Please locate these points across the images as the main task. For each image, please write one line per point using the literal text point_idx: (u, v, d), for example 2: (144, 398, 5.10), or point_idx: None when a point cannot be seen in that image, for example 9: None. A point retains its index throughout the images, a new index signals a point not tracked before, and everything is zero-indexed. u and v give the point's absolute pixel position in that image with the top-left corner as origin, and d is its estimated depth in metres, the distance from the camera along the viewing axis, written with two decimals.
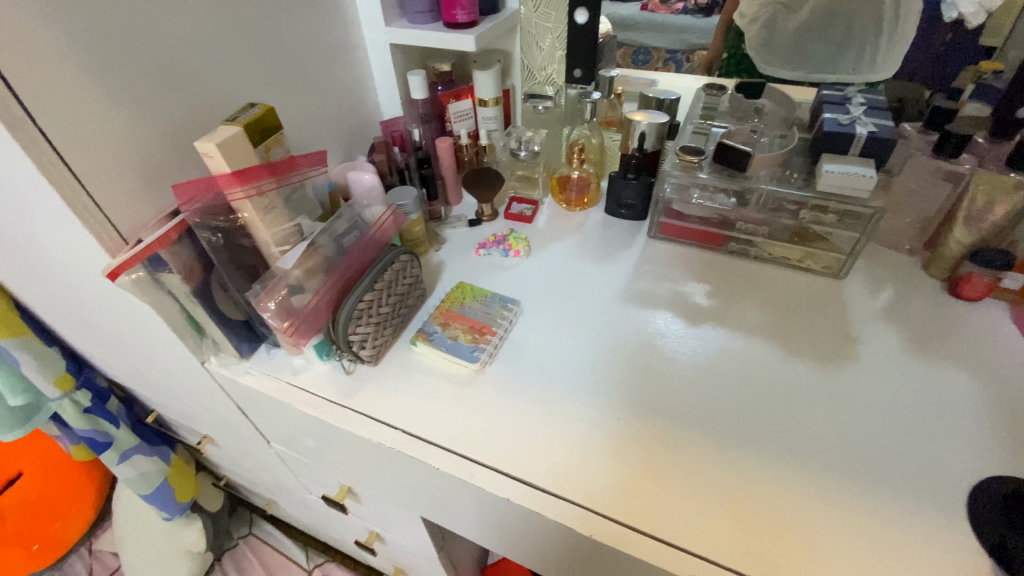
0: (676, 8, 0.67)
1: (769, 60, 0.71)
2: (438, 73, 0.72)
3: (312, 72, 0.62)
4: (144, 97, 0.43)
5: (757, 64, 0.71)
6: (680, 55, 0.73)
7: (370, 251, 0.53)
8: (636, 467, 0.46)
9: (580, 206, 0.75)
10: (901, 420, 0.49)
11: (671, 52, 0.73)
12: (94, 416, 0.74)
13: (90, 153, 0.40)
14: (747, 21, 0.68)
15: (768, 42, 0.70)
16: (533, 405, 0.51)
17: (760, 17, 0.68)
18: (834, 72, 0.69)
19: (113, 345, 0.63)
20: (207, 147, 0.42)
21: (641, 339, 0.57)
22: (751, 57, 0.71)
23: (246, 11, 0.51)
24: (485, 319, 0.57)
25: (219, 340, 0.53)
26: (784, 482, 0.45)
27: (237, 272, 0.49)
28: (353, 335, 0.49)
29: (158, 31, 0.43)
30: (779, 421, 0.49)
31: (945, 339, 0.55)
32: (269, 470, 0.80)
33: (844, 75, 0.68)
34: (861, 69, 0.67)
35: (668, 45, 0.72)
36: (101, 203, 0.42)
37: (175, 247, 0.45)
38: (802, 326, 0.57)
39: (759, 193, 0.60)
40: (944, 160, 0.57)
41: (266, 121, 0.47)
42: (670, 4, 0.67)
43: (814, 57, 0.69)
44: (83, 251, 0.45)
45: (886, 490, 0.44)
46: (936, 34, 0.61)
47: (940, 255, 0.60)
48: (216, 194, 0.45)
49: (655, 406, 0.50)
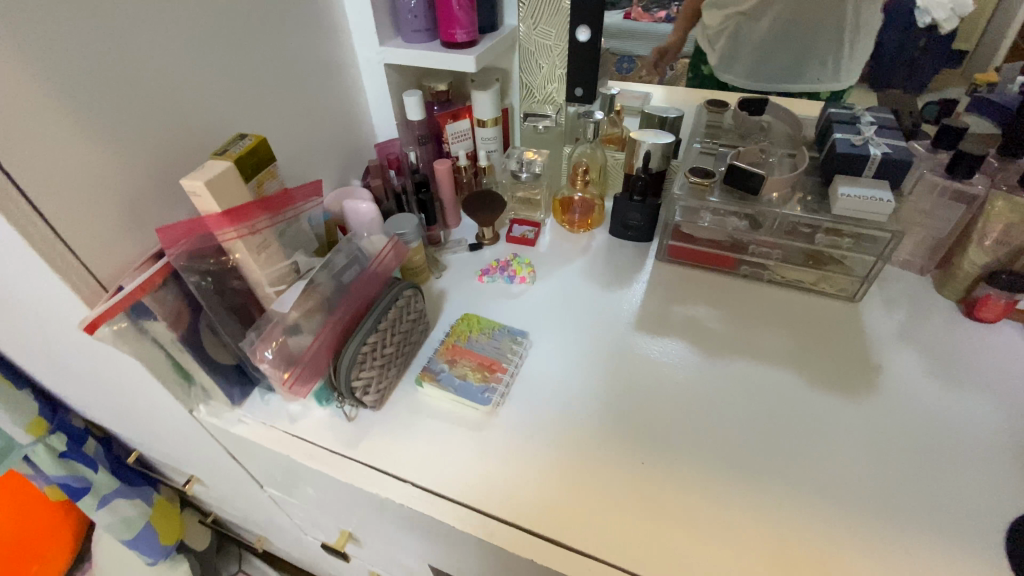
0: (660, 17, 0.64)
1: (730, 68, 0.73)
2: (434, 92, 0.69)
3: (304, 95, 0.58)
4: (124, 132, 0.40)
5: (714, 69, 0.73)
6: (663, 64, 0.71)
7: (370, 288, 0.49)
8: (661, 518, 0.44)
9: (585, 227, 0.73)
10: (926, 454, 0.48)
11: (654, 61, 0.71)
12: (71, 460, 0.68)
13: (65, 195, 0.37)
14: (712, 32, 0.69)
15: (732, 53, 0.72)
16: (548, 449, 0.48)
17: (723, 25, 0.69)
18: (797, 81, 0.72)
19: (91, 388, 0.58)
20: (195, 185, 0.39)
21: (657, 371, 0.55)
22: (710, 63, 0.72)
23: (235, 34, 0.48)
24: (494, 355, 0.54)
25: (209, 387, 0.49)
26: (815, 527, 0.43)
27: (228, 316, 0.46)
28: (356, 382, 0.46)
29: (140, 58, 0.40)
30: (805, 459, 0.48)
31: (963, 363, 0.54)
32: (262, 511, 0.76)
33: (808, 84, 0.72)
34: (825, 78, 0.71)
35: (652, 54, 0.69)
36: (77, 248, 0.38)
37: (159, 292, 0.42)
38: (819, 353, 0.56)
39: (772, 217, 0.58)
40: (956, 181, 0.56)
41: (259, 152, 0.44)
42: (653, 14, 0.64)
43: (774, 69, 0.72)
44: (57, 299, 0.40)
45: (918, 531, 0.43)
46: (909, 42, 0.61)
47: (954, 275, 0.59)
48: (205, 234, 0.42)
49: (673, 446, 0.49)
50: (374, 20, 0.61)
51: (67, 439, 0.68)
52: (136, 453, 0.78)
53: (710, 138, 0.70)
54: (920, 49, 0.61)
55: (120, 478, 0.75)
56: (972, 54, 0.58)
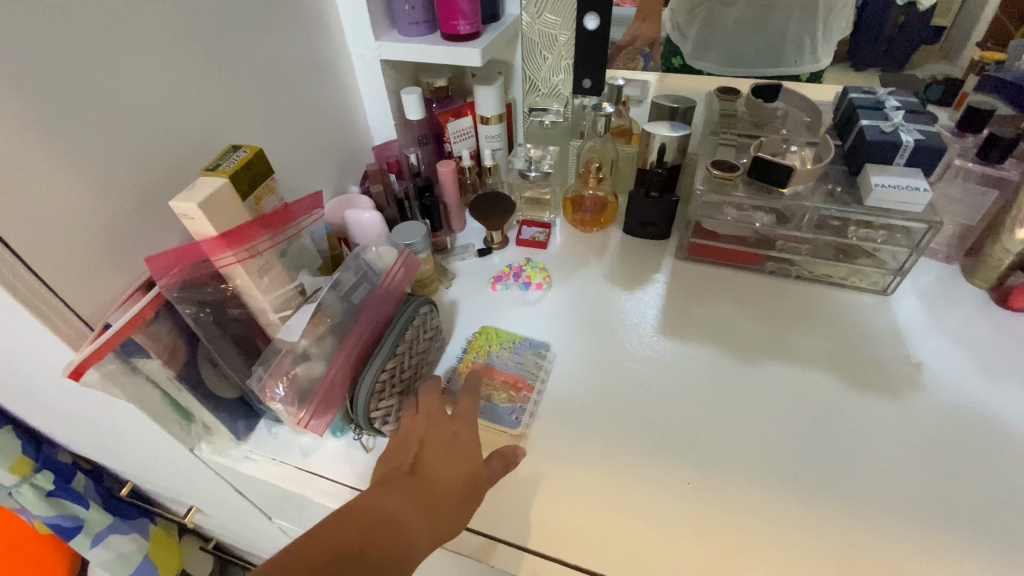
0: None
1: (703, 56, 0.66)
2: (434, 89, 0.65)
3: (297, 97, 0.54)
4: (104, 149, 0.35)
5: (688, 58, 0.66)
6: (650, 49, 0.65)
7: (381, 308, 0.45)
8: (715, 543, 0.41)
9: (598, 226, 0.69)
10: (980, 452, 0.46)
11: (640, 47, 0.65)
12: (60, 499, 0.62)
13: (36, 221, 0.32)
14: (682, 19, 0.62)
15: (705, 39, 0.64)
16: (583, 470, 0.46)
17: (693, 11, 0.61)
18: (776, 65, 0.65)
19: (76, 426, 0.53)
20: (187, 207, 0.35)
21: (692, 379, 0.52)
22: (682, 52, 0.65)
23: (223, 34, 0.43)
24: (519, 372, 0.52)
25: (211, 424, 0.45)
26: (877, 541, 0.41)
27: (229, 346, 0.42)
28: (375, 412, 0.43)
29: (119, 63, 0.35)
30: (862, 463, 0.46)
31: (1001, 354, 0.53)
32: (270, 539, 0.72)
33: (787, 69, 0.64)
34: (803, 61, 0.63)
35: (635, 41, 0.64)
36: (52, 281, 0.33)
37: (151, 326, 0.37)
38: (854, 353, 0.54)
39: (802, 210, 0.56)
40: (989, 165, 0.54)
41: (255, 166, 0.40)
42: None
43: (749, 53, 0.65)
44: (32, 340, 0.36)
45: (986, 537, 0.41)
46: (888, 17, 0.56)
47: (986, 264, 0.58)
48: (201, 261, 0.38)
49: (717, 460, 0.46)
50: (369, 12, 0.56)
51: (54, 476, 0.62)
52: (128, 484, 0.72)
53: (726, 130, 0.67)
54: (899, 26, 0.57)
55: (113, 512, 0.69)
56: (951, 31, 0.56)
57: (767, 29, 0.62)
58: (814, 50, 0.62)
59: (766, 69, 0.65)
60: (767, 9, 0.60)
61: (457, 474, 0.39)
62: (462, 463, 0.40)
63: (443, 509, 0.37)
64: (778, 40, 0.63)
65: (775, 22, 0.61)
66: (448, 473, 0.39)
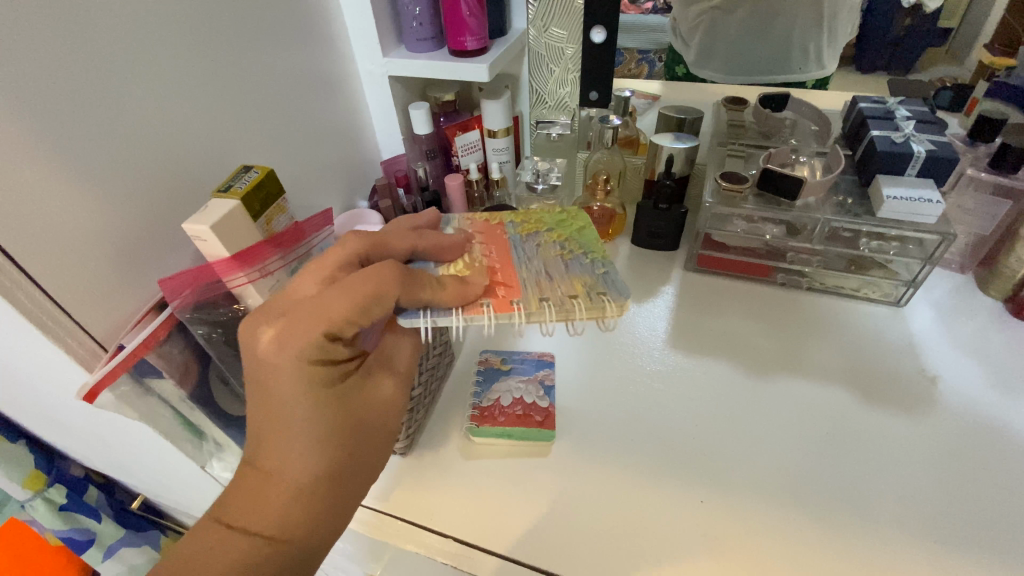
0: (646, 8, 0.69)
1: (705, 65, 0.77)
2: (441, 103, 0.66)
3: (307, 115, 0.55)
4: (118, 173, 0.36)
5: (691, 67, 0.78)
6: (652, 55, 0.77)
7: (306, 335, 0.32)
8: (732, 562, 0.40)
9: (607, 237, 0.69)
10: (999, 469, 0.45)
11: (642, 53, 0.77)
12: (71, 513, 0.60)
13: (52, 244, 0.32)
14: (684, 29, 0.74)
15: (706, 50, 0.76)
16: (595, 486, 0.45)
17: (696, 22, 0.73)
18: (783, 71, 0.74)
19: (88, 442, 0.52)
20: (200, 229, 0.35)
21: (707, 393, 0.52)
22: (685, 60, 0.77)
23: (238, 56, 0.44)
24: (577, 275, 0.42)
25: (223, 441, 0.46)
26: (898, 560, 0.40)
27: (241, 365, 0.42)
28: None
29: (133, 87, 0.36)
30: (877, 479, 0.45)
31: (1018, 368, 0.52)
32: None
33: (792, 75, 0.74)
34: (806, 66, 0.73)
35: (638, 46, 0.75)
36: (67, 304, 0.34)
37: (164, 347, 0.38)
38: (868, 364, 0.53)
39: (814, 222, 0.56)
40: (1002, 175, 0.53)
41: (266, 187, 0.40)
42: (638, 6, 0.69)
43: (750, 62, 0.76)
44: (47, 361, 0.36)
45: (1006, 559, 0.40)
46: (896, 20, 0.62)
47: (1001, 275, 0.57)
48: (213, 282, 0.38)
49: (734, 478, 0.45)
50: (376, 30, 0.57)
51: (67, 489, 0.60)
52: (141, 497, 0.69)
53: (733, 141, 0.67)
54: (904, 29, 0.62)
55: (126, 526, 0.67)
56: (956, 35, 0.61)
57: (771, 35, 0.73)
58: (818, 58, 0.71)
59: (768, 74, 0.76)
60: (770, 15, 0.71)
61: (369, 452, 0.37)
62: (352, 459, 0.36)
63: (349, 505, 0.37)
64: (784, 47, 0.73)
65: (777, 29, 0.72)
66: (335, 498, 0.36)
